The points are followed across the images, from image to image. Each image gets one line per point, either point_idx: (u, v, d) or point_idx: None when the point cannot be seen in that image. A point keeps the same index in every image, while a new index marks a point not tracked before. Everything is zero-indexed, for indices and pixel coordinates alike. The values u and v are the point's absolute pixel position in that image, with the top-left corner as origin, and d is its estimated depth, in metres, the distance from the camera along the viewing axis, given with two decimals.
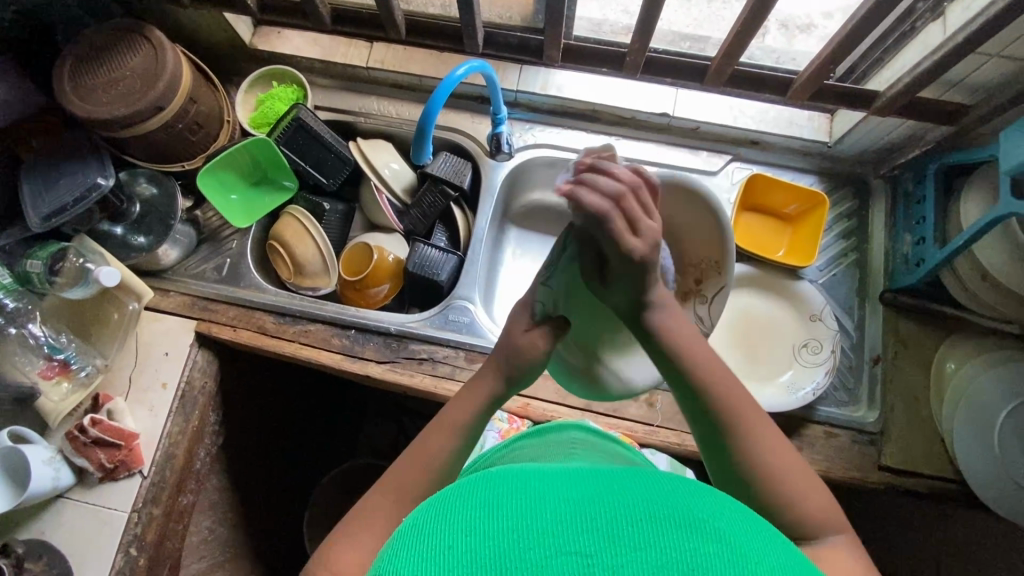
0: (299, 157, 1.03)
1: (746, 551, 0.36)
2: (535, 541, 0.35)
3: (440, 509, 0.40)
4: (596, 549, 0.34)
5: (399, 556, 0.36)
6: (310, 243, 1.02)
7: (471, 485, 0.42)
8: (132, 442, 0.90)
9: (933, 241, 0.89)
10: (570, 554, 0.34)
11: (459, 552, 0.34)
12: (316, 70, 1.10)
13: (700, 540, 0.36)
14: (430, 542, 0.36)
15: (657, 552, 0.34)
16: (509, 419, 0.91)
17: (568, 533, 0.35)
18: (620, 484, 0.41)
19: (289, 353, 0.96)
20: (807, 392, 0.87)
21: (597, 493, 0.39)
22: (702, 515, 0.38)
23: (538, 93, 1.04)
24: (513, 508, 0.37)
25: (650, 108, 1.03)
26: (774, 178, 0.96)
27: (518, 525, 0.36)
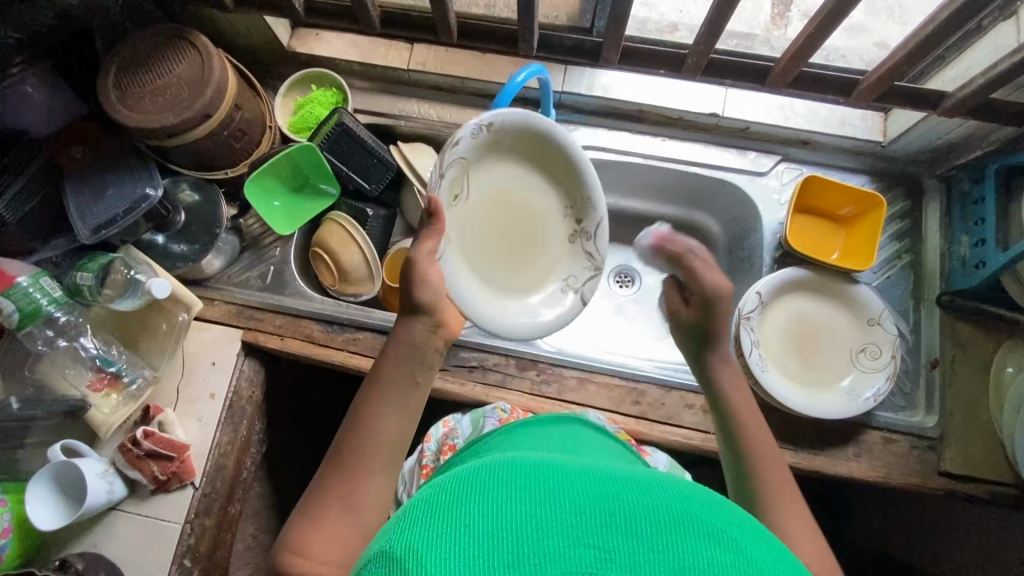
0: (341, 162, 1.02)
1: (763, 564, 0.35)
2: (553, 530, 0.35)
3: (458, 485, 0.40)
4: (614, 545, 0.34)
5: (417, 526, 0.36)
6: (355, 250, 1.00)
7: (490, 465, 0.42)
8: (184, 453, 0.89)
9: (993, 244, 0.87)
10: (586, 547, 0.34)
11: (475, 532, 0.35)
12: (354, 72, 1.08)
13: (716, 546, 0.35)
14: (448, 516, 0.36)
15: (675, 554, 0.34)
16: (510, 409, 0.86)
17: (589, 526, 0.35)
18: (637, 480, 0.41)
19: (338, 362, 0.95)
20: (868, 398, 0.86)
21: (614, 488, 0.39)
22: (720, 523, 0.38)
23: (583, 93, 1.02)
24: (531, 492, 0.37)
25: (699, 108, 1.01)
26: (828, 179, 0.94)
27: (538, 511, 0.36)
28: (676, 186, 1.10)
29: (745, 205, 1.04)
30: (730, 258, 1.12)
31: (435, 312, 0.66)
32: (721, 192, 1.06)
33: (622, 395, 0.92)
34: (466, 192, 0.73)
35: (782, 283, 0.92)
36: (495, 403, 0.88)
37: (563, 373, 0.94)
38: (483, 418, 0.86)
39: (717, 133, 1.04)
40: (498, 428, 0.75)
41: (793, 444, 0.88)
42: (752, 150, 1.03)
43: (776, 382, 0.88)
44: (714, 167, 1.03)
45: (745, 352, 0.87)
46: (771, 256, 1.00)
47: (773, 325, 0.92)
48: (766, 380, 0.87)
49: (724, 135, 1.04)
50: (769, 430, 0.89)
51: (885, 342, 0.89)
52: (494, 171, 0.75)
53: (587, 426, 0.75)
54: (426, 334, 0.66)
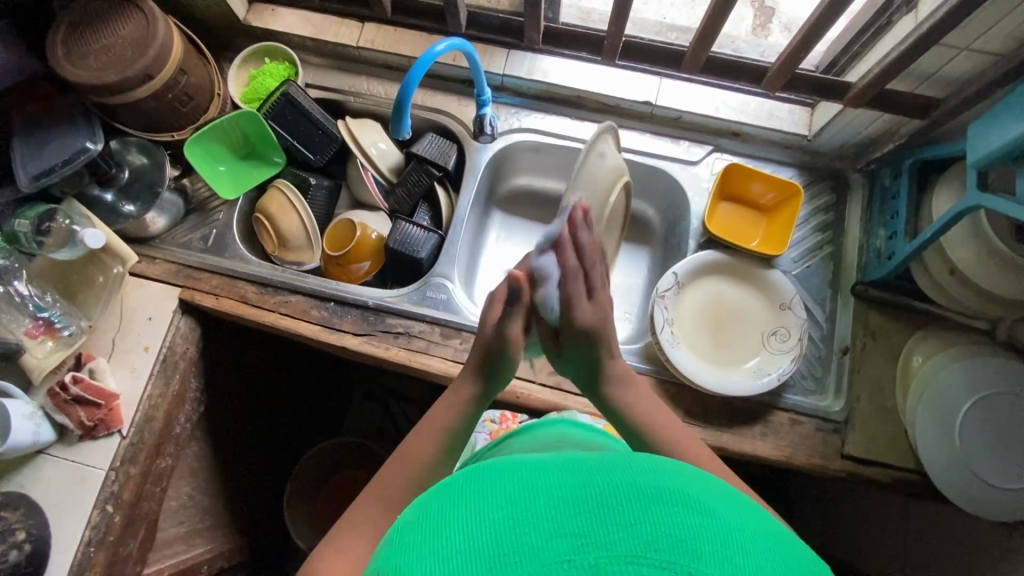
0: (286, 131, 1.06)
1: (733, 528, 0.39)
2: (529, 528, 0.37)
3: (441, 503, 0.43)
4: (591, 529, 0.37)
5: (406, 553, 0.40)
6: (294, 216, 1.04)
7: (471, 474, 0.45)
8: (112, 402, 0.93)
9: (903, 235, 0.90)
10: (566, 536, 0.36)
11: (459, 547, 0.38)
12: (308, 48, 1.13)
13: (688, 516, 0.38)
14: (432, 540, 0.39)
15: (647, 527, 0.37)
16: (499, 419, 0.93)
17: (564, 517, 0.38)
18: (607, 463, 0.43)
19: (268, 322, 0.98)
20: (773, 377, 0.89)
21: (586, 474, 0.41)
22: (685, 493, 0.41)
23: (523, 77, 1.05)
24: (510, 497, 0.40)
25: (633, 96, 1.04)
26: (749, 167, 0.97)
27: (515, 513, 0.39)
28: None
29: (676, 192, 1.08)
30: (665, 245, 1.15)
31: (505, 363, 0.73)
32: (655, 179, 1.10)
33: (539, 365, 0.95)
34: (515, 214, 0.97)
35: (698, 265, 0.95)
36: (486, 414, 0.94)
37: None
38: (474, 432, 0.92)
39: (652, 122, 1.07)
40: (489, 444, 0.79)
41: (702, 421, 0.91)
42: (685, 140, 1.06)
43: (683, 355, 0.91)
44: (647, 153, 1.07)
45: (657, 329, 0.90)
46: (696, 242, 1.03)
47: (691, 304, 0.95)
48: (673, 353, 0.90)
49: (658, 124, 1.07)
50: (680, 407, 0.92)
51: (796, 324, 0.91)
52: None
53: (575, 426, 0.78)
54: (500, 377, 0.74)
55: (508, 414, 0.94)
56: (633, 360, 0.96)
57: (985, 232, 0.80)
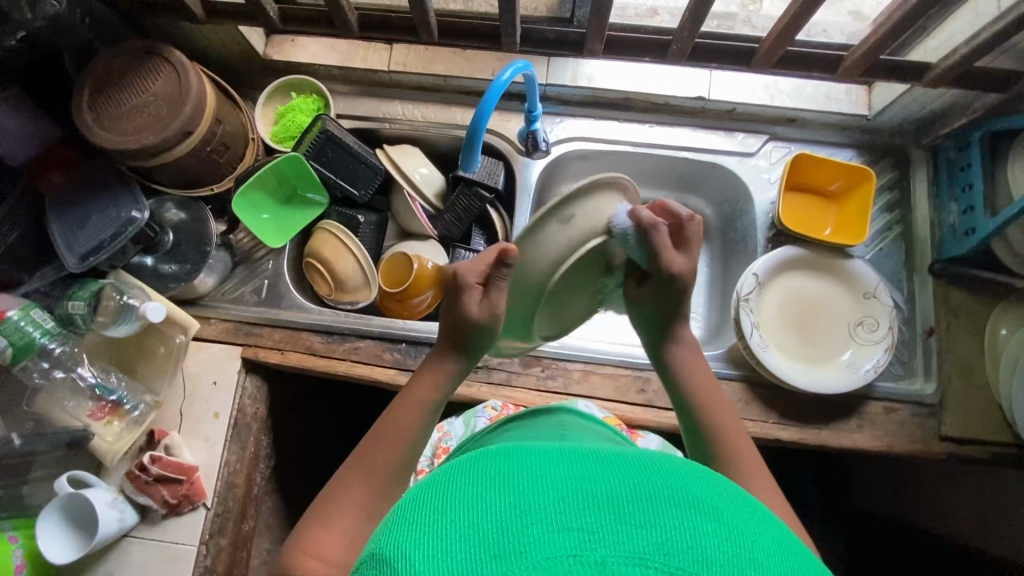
0: (328, 169, 1.00)
1: (745, 534, 0.36)
2: (537, 517, 0.35)
3: (440, 482, 0.40)
4: (599, 526, 0.34)
5: (402, 527, 0.37)
6: (350, 258, 0.99)
7: (473, 458, 0.42)
8: (193, 475, 0.90)
9: (983, 211, 0.88)
10: (573, 530, 0.34)
11: (461, 528, 0.35)
12: (334, 77, 1.07)
13: (700, 519, 0.36)
14: (432, 517, 0.36)
15: (656, 528, 0.35)
16: (501, 406, 0.90)
17: (572, 511, 0.35)
18: (622, 462, 0.41)
19: (340, 372, 0.94)
20: (869, 370, 0.87)
21: (603, 471, 0.39)
22: (699, 494, 0.38)
23: (568, 85, 1.01)
24: (519, 484, 0.37)
25: (684, 92, 1.01)
26: (817, 155, 0.95)
27: (523, 501, 0.36)
28: (667, 171, 1.10)
29: (735, 186, 1.05)
30: (723, 239, 1.13)
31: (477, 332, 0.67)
32: (711, 175, 1.07)
33: (626, 384, 0.93)
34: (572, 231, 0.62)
35: (778, 262, 0.93)
36: (486, 402, 0.92)
37: (568, 367, 0.94)
38: (474, 417, 0.90)
39: (703, 117, 1.04)
40: (486, 428, 0.73)
41: (798, 421, 0.90)
42: (739, 131, 1.03)
43: (774, 360, 0.89)
44: (702, 150, 1.04)
45: (747, 334, 0.88)
46: (765, 236, 1.00)
47: (771, 305, 0.93)
48: (764, 357, 0.87)
49: (710, 118, 1.04)
50: (773, 409, 0.91)
51: (883, 314, 0.90)
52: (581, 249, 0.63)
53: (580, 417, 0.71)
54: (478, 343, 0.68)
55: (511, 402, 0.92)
56: (718, 365, 0.94)
57: None
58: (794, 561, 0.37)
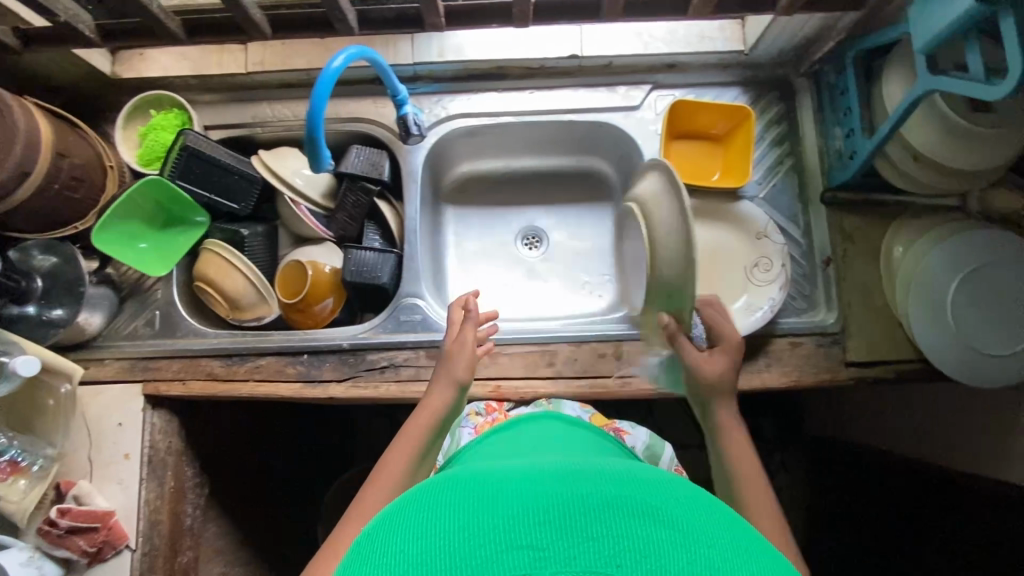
0: (198, 187, 0.96)
1: (698, 534, 0.37)
2: (486, 538, 0.36)
3: (399, 509, 0.42)
4: (550, 542, 0.36)
5: (362, 558, 0.38)
6: (239, 275, 0.96)
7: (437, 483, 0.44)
8: (109, 520, 0.88)
9: (862, 132, 0.87)
10: (522, 549, 0.36)
11: (411, 555, 0.36)
12: (194, 87, 1.01)
13: (652, 525, 0.37)
14: (387, 546, 0.38)
15: (607, 540, 0.36)
16: (485, 411, 0.87)
17: (523, 529, 0.37)
18: (587, 476, 0.42)
19: (245, 393, 0.91)
20: (765, 309, 0.88)
21: (559, 486, 0.40)
22: (657, 501, 0.40)
23: (436, 61, 0.97)
24: (472, 507, 0.39)
25: (556, 53, 0.97)
26: (694, 100, 0.93)
27: (476, 523, 0.37)
28: (558, 136, 1.07)
29: (625, 142, 1.02)
30: (627, 197, 1.11)
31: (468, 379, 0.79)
32: (601, 133, 1.04)
33: (535, 360, 0.92)
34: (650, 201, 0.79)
35: None
36: (471, 408, 0.88)
37: None
38: (458, 428, 0.85)
39: (582, 75, 1.00)
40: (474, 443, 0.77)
41: None
42: (620, 85, 1.00)
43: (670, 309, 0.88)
44: (586, 109, 1.01)
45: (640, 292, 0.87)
46: None
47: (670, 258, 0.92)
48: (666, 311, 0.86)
49: (589, 75, 1.00)
50: None
51: (775, 250, 0.90)
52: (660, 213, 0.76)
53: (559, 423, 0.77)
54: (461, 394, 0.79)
55: (495, 404, 0.89)
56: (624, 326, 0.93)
57: (943, 111, 0.80)
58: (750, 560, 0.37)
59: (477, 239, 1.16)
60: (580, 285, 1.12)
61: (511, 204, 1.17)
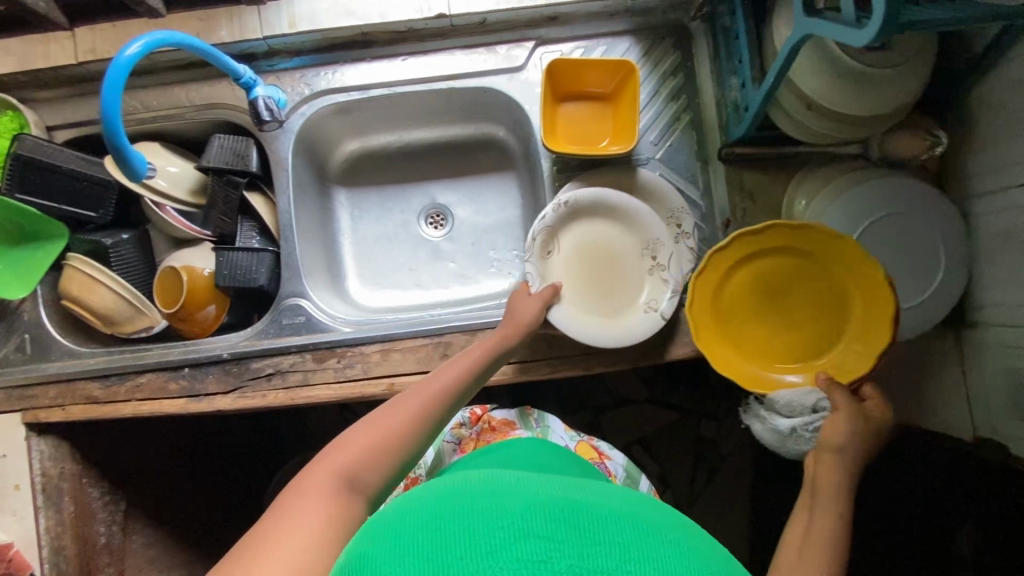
0: (45, 197, 0.88)
1: (661, 536, 0.38)
2: (472, 535, 0.36)
3: (385, 523, 0.40)
4: (529, 533, 0.35)
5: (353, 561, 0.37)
6: (105, 291, 0.89)
7: (416, 500, 0.42)
8: (6, 552, 0.87)
9: (751, 84, 0.80)
10: (506, 540, 0.35)
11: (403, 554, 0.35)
12: (29, 84, 0.91)
13: (616, 524, 0.38)
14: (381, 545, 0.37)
15: (579, 533, 0.36)
16: (470, 424, 0.84)
17: (504, 524, 0.36)
18: (559, 489, 0.42)
19: (127, 414, 0.87)
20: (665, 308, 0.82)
21: (533, 493, 0.41)
22: (624, 511, 0.40)
23: (287, 33, 0.87)
24: (456, 513, 0.38)
25: (421, 12, 0.86)
26: (574, 59, 0.84)
27: (458, 526, 0.37)
28: (443, 104, 0.98)
29: (513, 106, 0.94)
30: (527, 165, 1.04)
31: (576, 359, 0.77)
32: (488, 99, 0.96)
33: (428, 353, 0.88)
34: (556, 241, 0.86)
35: (564, 213, 0.86)
36: (455, 420, 0.85)
37: (366, 351, 0.88)
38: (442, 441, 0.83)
39: (457, 36, 0.91)
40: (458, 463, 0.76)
41: None
42: (500, 44, 0.91)
43: (584, 329, 0.82)
44: (463, 75, 0.91)
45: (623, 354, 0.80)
46: (548, 159, 0.92)
47: (563, 262, 0.86)
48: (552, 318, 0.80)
49: (465, 35, 0.91)
50: (579, 343, 0.87)
51: (665, 239, 0.85)
52: (580, 232, 0.86)
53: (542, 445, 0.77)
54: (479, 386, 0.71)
55: (478, 411, 0.87)
56: None
57: (834, 53, 0.73)
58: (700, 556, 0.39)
59: (375, 222, 1.09)
60: (488, 264, 1.07)
61: (409, 181, 1.10)
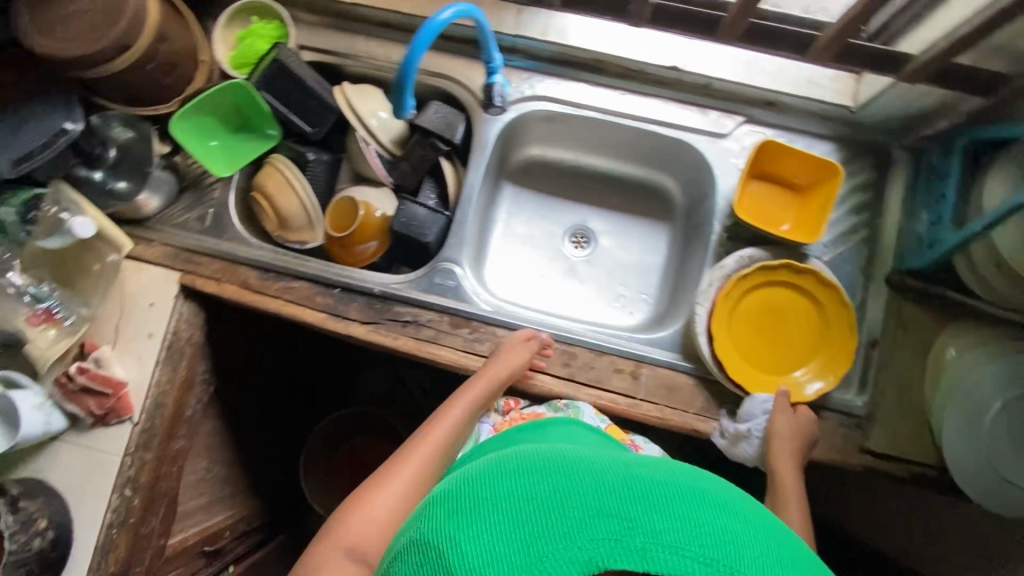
0: (280, 102, 0.98)
1: (728, 533, 0.43)
2: (552, 522, 0.42)
3: (470, 484, 0.47)
4: (607, 534, 0.42)
5: (442, 521, 0.45)
6: (294, 197, 0.98)
7: (502, 464, 0.48)
8: (120, 390, 0.92)
9: (949, 223, 0.83)
10: (580, 535, 0.41)
11: (490, 528, 0.43)
12: (299, 5, 1.03)
13: (682, 520, 0.43)
14: (471, 516, 0.44)
15: (652, 535, 0.42)
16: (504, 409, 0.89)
17: (579, 518, 0.42)
18: (633, 466, 0.47)
19: (272, 309, 0.94)
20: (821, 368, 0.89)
21: (612, 474, 0.46)
22: (697, 503, 0.44)
23: (537, 38, 0.96)
24: (538, 493, 0.44)
25: (660, 60, 0.94)
26: (787, 145, 0.89)
27: (540, 510, 0.43)
28: (635, 144, 1.05)
29: (702, 168, 1.00)
30: (687, 224, 1.08)
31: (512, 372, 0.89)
32: (679, 153, 1.02)
33: (553, 357, 0.92)
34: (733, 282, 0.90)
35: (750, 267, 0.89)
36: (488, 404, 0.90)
37: (497, 333, 0.93)
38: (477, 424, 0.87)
39: (680, 90, 0.97)
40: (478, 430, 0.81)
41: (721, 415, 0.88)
42: (714, 109, 0.97)
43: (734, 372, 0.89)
44: (671, 124, 0.98)
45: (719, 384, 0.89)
46: (722, 224, 0.96)
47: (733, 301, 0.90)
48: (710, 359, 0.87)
49: (686, 92, 0.97)
50: (698, 401, 0.89)
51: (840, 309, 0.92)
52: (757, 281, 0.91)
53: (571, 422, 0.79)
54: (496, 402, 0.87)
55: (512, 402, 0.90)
56: (662, 354, 0.92)
57: None
58: (761, 543, 0.44)
59: (527, 223, 1.16)
60: (615, 297, 1.11)
61: (569, 199, 1.16)
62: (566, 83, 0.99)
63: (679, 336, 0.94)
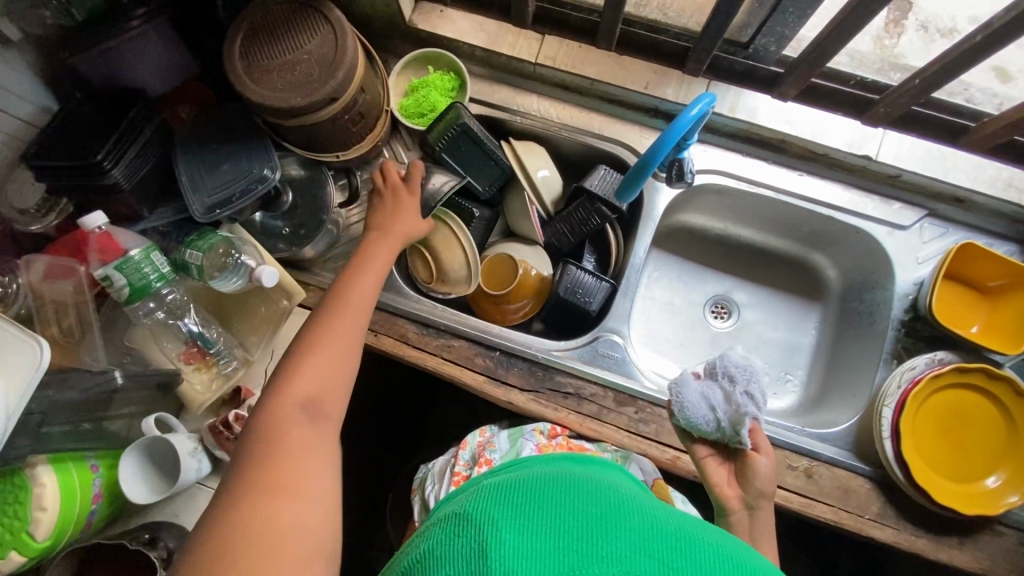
0: (452, 156, 0.95)
1: None
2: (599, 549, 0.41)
3: (528, 490, 0.48)
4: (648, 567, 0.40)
5: (483, 512, 0.46)
6: (458, 252, 0.95)
7: (559, 482, 0.49)
8: None
9: None
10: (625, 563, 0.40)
11: (529, 527, 0.43)
12: (475, 58, 1.02)
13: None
14: (513, 513, 0.45)
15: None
16: (550, 433, 0.88)
17: (629, 549, 0.42)
18: (682, 524, 0.46)
19: (431, 367, 0.91)
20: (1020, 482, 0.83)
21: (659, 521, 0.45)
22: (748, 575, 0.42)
23: (725, 115, 0.95)
24: (589, 515, 0.44)
25: (850, 147, 0.92)
26: (986, 250, 0.87)
27: (590, 529, 0.43)
28: (801, 224, 1.03)
29: (878, 257, 0.97)
30: (844, 308, 1.05)
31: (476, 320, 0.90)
32: (852, 239, 0.99)
33: None
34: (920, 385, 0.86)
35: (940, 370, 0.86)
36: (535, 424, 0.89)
37: (663, 414, 0.89)
38: (521, 438, 0.88)
39: (861, 177, 0.96)
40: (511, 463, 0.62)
41: (896, 521, 0.85)
42: (896, 200, 0.95)
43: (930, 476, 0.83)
44: (849, 211, 0.96)
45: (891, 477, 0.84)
46: (900, 317, 0.93)
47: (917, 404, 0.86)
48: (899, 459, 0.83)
49: (868, 180, 0.96)
50: (871, 504, 0.86)
51: None
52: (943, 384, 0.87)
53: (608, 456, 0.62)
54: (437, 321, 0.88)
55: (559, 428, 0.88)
56: (835, 451, 0.89)
57: None
58: None
59: (668, 289, 1.13)
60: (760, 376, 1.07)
61: (713, 268, 1.13)
62: (746, 161, 0.97)
63: (851, 434, 0.90)
